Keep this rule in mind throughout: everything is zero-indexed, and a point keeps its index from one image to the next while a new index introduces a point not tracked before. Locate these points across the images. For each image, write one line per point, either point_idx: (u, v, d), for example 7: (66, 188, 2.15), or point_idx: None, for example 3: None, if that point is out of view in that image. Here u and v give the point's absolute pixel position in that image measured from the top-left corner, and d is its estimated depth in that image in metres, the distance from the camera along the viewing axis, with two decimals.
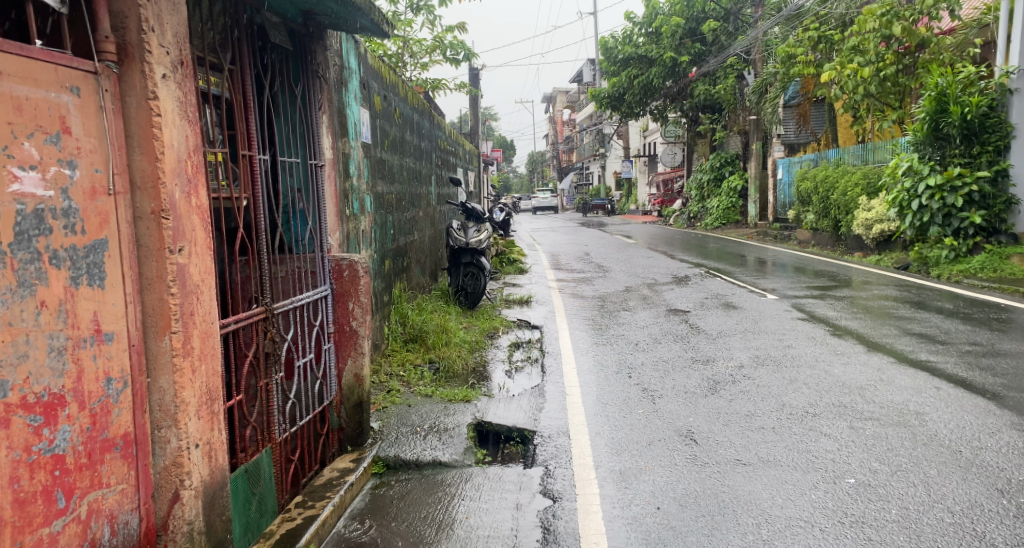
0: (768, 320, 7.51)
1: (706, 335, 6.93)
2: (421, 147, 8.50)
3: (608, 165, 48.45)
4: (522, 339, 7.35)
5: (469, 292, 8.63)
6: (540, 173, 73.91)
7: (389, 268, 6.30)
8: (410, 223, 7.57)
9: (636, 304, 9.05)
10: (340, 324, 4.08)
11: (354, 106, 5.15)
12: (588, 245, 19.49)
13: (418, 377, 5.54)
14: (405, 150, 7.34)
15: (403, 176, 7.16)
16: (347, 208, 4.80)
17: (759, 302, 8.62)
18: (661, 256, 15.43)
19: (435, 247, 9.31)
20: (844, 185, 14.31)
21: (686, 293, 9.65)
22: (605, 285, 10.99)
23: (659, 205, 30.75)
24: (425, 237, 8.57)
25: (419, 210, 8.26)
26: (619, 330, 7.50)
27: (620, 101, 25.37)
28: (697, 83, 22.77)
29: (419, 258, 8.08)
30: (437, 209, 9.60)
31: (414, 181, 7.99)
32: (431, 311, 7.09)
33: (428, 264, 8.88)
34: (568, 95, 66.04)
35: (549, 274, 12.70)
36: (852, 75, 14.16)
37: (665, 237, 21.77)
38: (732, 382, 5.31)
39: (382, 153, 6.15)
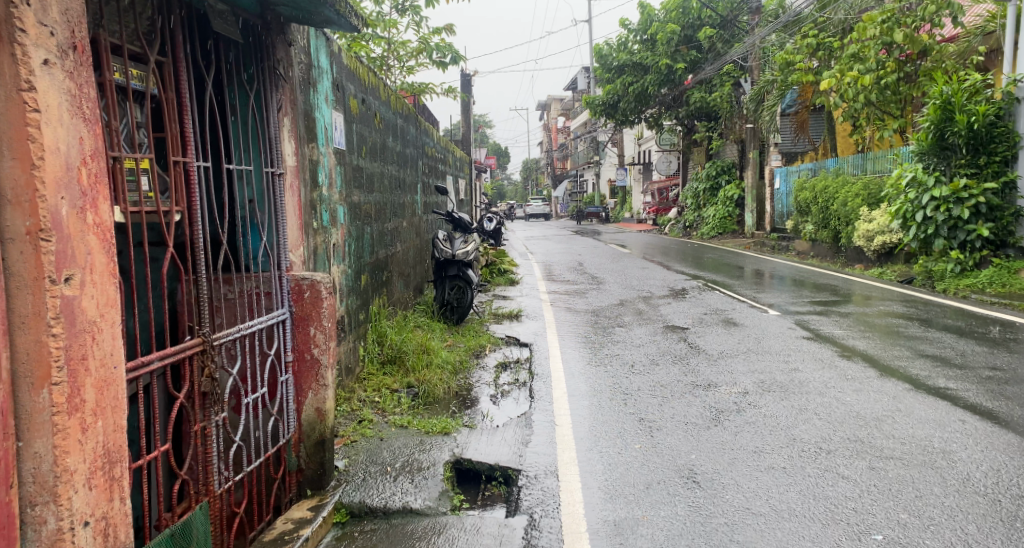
0: (771, 339, 7.11)
1: (706, 356, 6.52)
2: (405, 154, 8.10)
3: (603, 173, 48.13)
4: (510, 358, 6.93)
5: (455, 307, 8.20)
6: (534, 180, 73.60)
7: (366, 284, 5.88)
8: (392, 234, 7.15)
9: (631, 319, 8.64)
10: (300, 352, 3.64)
11: (325, 108, 4.73)
12: (581, 254, 19.08)
13: (394, 404, 5.11)
14: (386, 156, 6.93)
15: (384, 184, 6.75)
16: (313, 221, 4.38)
17: (760, 319, 8.21)
18: (656, 267, 15.03)
19: (420, 259, 8.88)
20: (844, 196, 13.91)
21: (684, 308, 9.24)
22: (599, 298, 10.57)
23: (654, 214, 30.41)
24: (409, 249, 8.16)
25: (403, 220, 7.85)
26: (614, 349, 7.08)
27: (615, 108, 24.99)
28: (692, 90, 22.42)
29: (403, 271, 7.67)
30: (423, 219, 9.17)
31: (397, 190, 7.58)
32: (413, 330, 6.67)
33: (413, 277, 8.45)
34: (562, 103, 65.86)
35: (541, 285, 12.29)
36: (851, 83, 13.68)
37: (660, 247, 21.39)
38: (736, 412, 4.88)
39: (359, 160, 5.73)
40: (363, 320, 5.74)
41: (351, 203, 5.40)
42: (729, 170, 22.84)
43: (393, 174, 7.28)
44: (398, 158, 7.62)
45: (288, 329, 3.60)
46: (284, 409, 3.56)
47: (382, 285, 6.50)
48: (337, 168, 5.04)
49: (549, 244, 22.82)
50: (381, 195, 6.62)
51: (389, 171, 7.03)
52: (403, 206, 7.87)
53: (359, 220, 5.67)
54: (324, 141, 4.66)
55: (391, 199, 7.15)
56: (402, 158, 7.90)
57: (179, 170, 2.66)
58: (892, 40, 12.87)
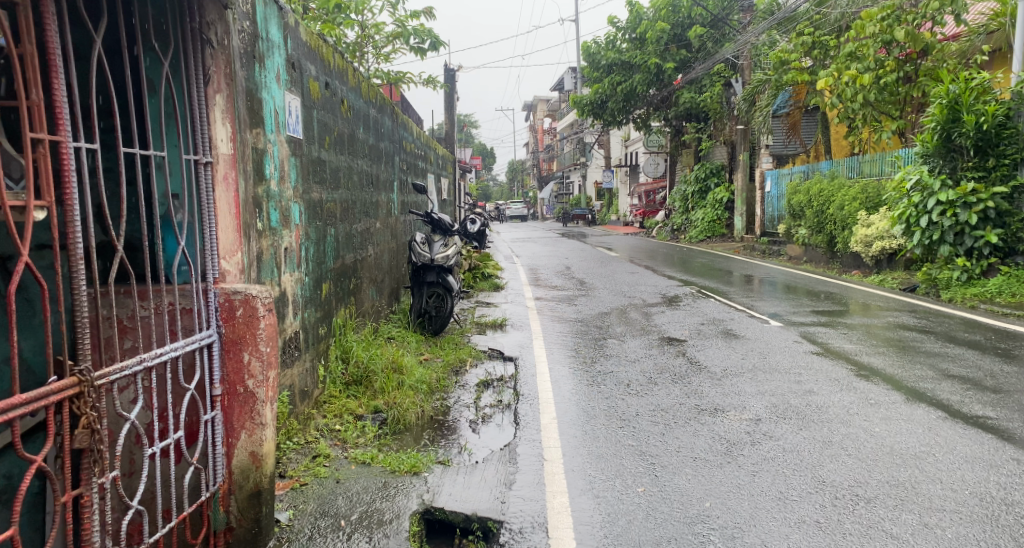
0: (778, 354, 6.49)
1: (710, 374, 5.88)
2: (379, 148, 7.44)
3: (589, 175, 47.62)
4: (492, 376, 6.24)
5: (434, 315, 7.55)
6: (520, 181, 72.99)
7: (329, 291, 5.20)
8: (361, 235, 6.48)
9: (624, 330, 8.00)
10: (232, 383, 2.98)
11: (275, 88, 4.06)
12: (568, 257, 18.45)
13: (358, 434, 4.49)
14: (355, 148, 6.26)
15: (352, 180, 6.10)
16: (257, 220, 3.71)
17: (762, 330, 7.60)
18: (646, 272, 14.43)
19: (397, 262, 8.21)
20: (841, 199, 13.37)
21: (680, 317, 8.61)
22: (588, 306, 9.92)
23: (641, 217, 29.88)
24: (383, 251, 7.49)
25: (375, 220, 7.18)
26: (607, 365, 6.42)
27: (602, 108, 24.37)
28: (682, 90, 21.86)
29: (375, 275, 7.00)
30: (400, 220, 8.49)
31: (370, 187, 6.92)
32: (386, 346, 6.02)
33: (387, 284, 7.78)
34: (548, 105, 65.34)
35: (526, 291, 11.66)
36: (849, 83, 12.96)
37: (647, 250, 20.82)
38: (751, 445, 4.25)
39: (320, 151, 5.06)
40: (326, 335, 5.09)
41: (308, 200, 4.72)
42: (718, 172, 22.32)
43: (364, 170, 6.62)
44: (370, 151, 6.94)
45: (214, 354, 2.95)
46: (209, 453, 2.91)
47: (349, 294, 5.83)
48: (291, 159, 4.37)
49: (535, 246, 22.16)
50: (348, 191, 5.95)
51: (358, 166, 6.37)
52: (375, 204, 7.20)
53: (320, 219, 5.01)
54: (272, 126, 3.99)
55: (361, 196, 6.47)
56: (376, 152, 7.24)
57: (42, 152, 1.98)
58: (892, 38, 12.29)
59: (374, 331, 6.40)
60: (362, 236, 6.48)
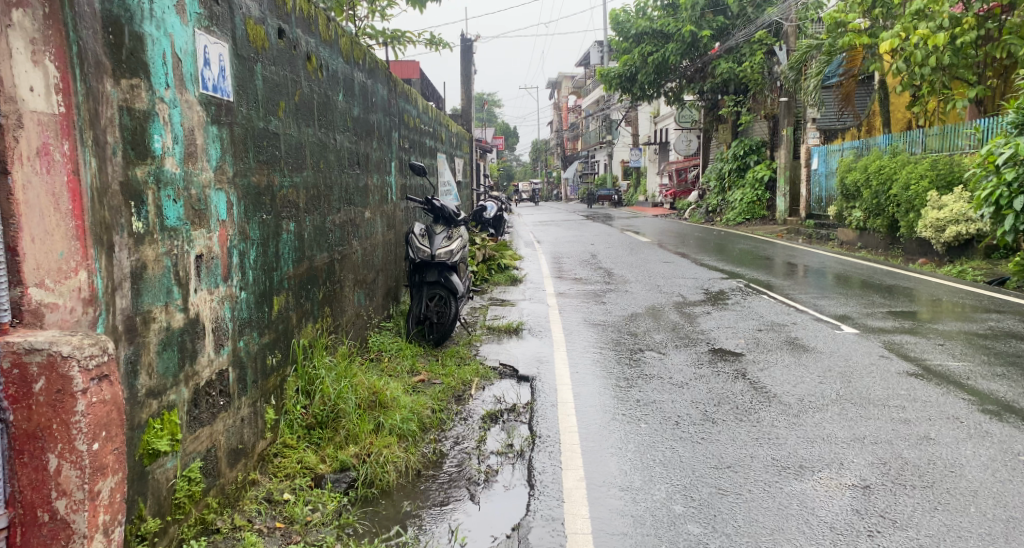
0: (865, 377, 5.12)
1: (781, 409, 4.55)
2: (367, 119, 6.15)
3: (614, 153, 45.92)
4: (502, 405, 4.96)
5: (436, 323, 6.40)
6: (544, 161, 71.29)
7: (286, 304, 3.93)
8: (341, 228, 5.21)
9: (663, 340, 6.68)
10: (30, 506, 1.89)
11: (173, 21, 2.77)
12: (595, 243, 17.11)
13: (311, 508, 3.25)
14: (330, 115, 4.97)
15: (324, 158, 4.82)
16: (132, 220, 2.43)
17: (836, 341, 6.23)
18: (682, 260, 13.10)
19: (392, 259, 7.00)
20: (906, 177, 11.92)
21: (730, 322, 7.26)
22: (619, 305, 8.61)
23: (671, 198, 28.40)
24: (371, 245, 6.23)
25: (362, 206, 5.89)
26: (647, 390, 5.12)
27: (631, 81, 22.79)
28: (719, 60, 20.28)
29: (360, 276, 5.75)
30: (397, 207, 7.25)
31: (355, 168, 5.65)
32: (370, 371, 4.75)
33: (379, 287, 6.52)
34: (573, 83, 63.58)
35: (548, 284, 10.41)
36: (919, 44, 11.60)
37: (679, 234, 19.42)
38: (869, 539, 2.93)
39: (269, 120, 3.78)
40: (280, 365, 3.83)
41: (246, 185, 3.43)
42: (758, 149, 20.69)
43: (345, 146, 5.35)
44: (355, 124, 5.66)
45: None
46: None
47: (320, 305, 4.57)
48: (211, 129, 3.05)
49: (559, 231, 20.78)
50: (318, 172, 4.66)
51: (335, 140, 5.11)
52: (363, 187, 5.94)
53: (270, 208, 3.74)
54: (166, 78, 2.69)
55: (340, 179, 5.20)
56: (363, 123, 5.95)
57: None
58: None
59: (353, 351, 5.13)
60: (340, 229, 5.19)
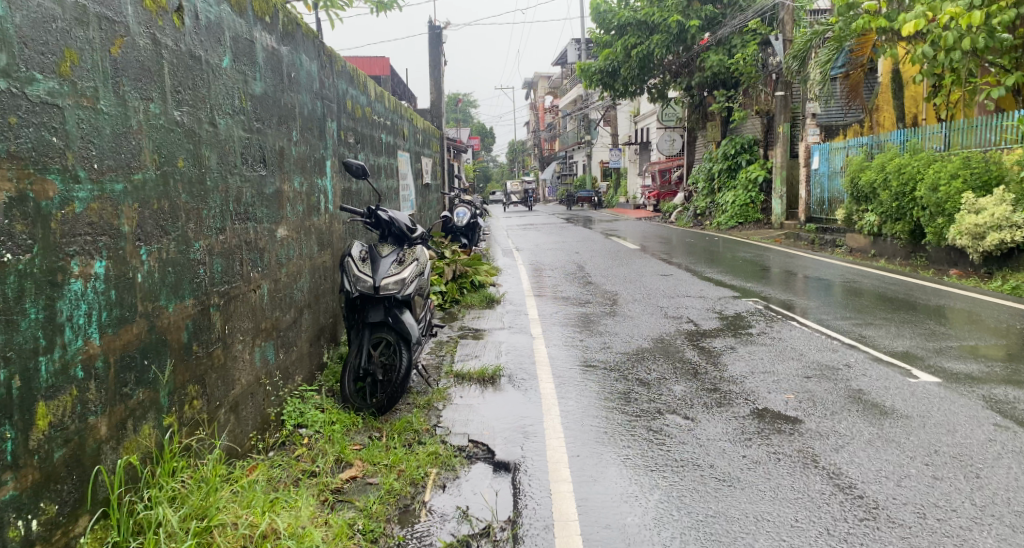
0: (997, 468, 3.56)
1: (902, 541, 2.93)
2: (277, 98, 4.42)
3: (593, 154, 44.51)
4: (472, 525, 3.30)
5: (382, 381, 4.67)
6: (521, 162, 69.60)
7: (76, 407, 2.21)
8: (224, 257, 3.51)
9: (686, 395, 5.06)
10: None
11: None
12: (579, 250, 15.53)
13: None
14: (199, 84, 3.23)
15: (187, 149, 3.08)
16: None
17: (919, 398, 4.68)
18: (679, 272, 11.56)
19: (322, 291, 5.28)
20: (932, 177, 10.47)
21: (766, 366, 5.67)
22: (619, 337, 7.01)
23: (655, 200, 26.99)
24: (289, 276, 4.55)
25: (266, 223, 4.16)
26: (684, 493, 3.48)
27: (613, 76, 21.31)
28: (709, 52, 18.68)
29: (266, 323, 4.07)
30: (331, 221, 5.54)
31: (251, 168, 3.92)
32: (257, 491, 3.05)
33: (303, 330, 4.83)
34: (548, 82, 62.14)
35: (529, 305, 8.79)
36: (947, 26, 10.13)
37: (668, 239, 17.92)
38: None
39: (35, 76, 2.10)
40: (58, 525, 2.14)
41: None
42: (750, 147, 19.20)
43: (232, 133, 3.62)
44: (252, 104, 3.95)
45: None
46: None
47: (173, 388, 2.89)
48: None
49: (539, 236, 19.15)
50: (173, 171, 2.94)
51: (213, 122, 3.39)
52: (271, 196, 4.24)
53: (28, 238, 2.04)
54: None
55: (222, 184, 3.48)
56: (267, 101, 4.21)
57: None
58: None
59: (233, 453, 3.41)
60: (222, 259, 3.47)
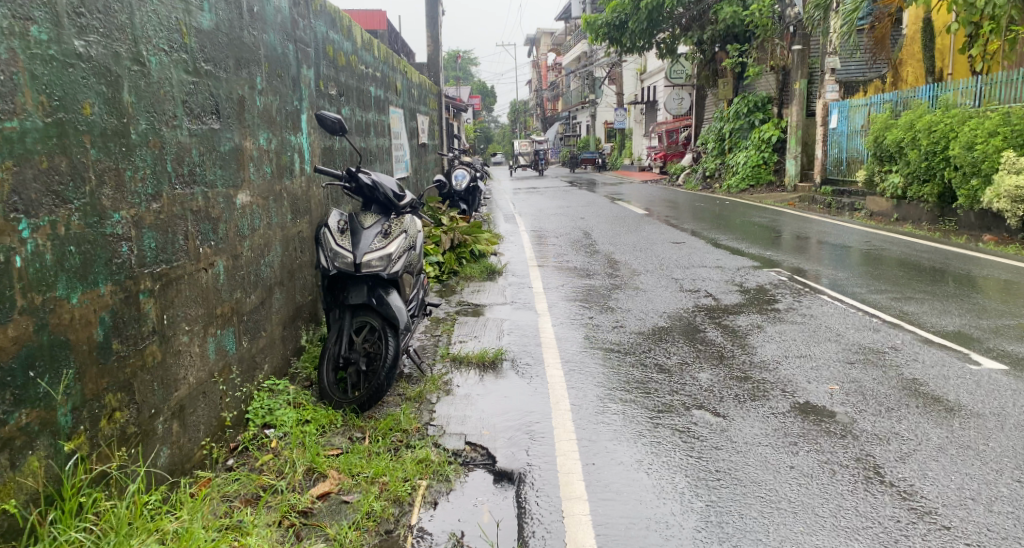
0: None
1: None
2: (232, 36, 3.68)
3: (597, 113, 43.37)
4: None
5: (366, 371, 4.04)
6: (523, 123, 68.20)
7: None
8: (161, 228, 2.83)
9: (714, 386, 4.42)
10: None
11: None
12: (583, 214, 14.81)
13: None
14: (115, 7, 2.52)
15: (96, 90, 2.39)
16: None
17: (989, 390, 4.04)
18: (691, 239, 10.88)
19: (295, 266, 4.60)
20: (968, 135, 9.69)
21: (801, 349, 5.02)
22: (633, 313, 6.37)
23: (661, 161, 26.13)
24: (253, 250, 3.87)
25: (222, 187, 3.48)
26: (727, 518, 2.87)
27: (620, 30, 20.28)
28: (721, 5, 17.95)
29: (223, 308, 3.40)
30: (303, 185, 4.84)
31: (197, 118, 3.23)
32: (196, 526, 2.43)
33: (272, 311, 4.17)
34: (551, 40, 60.49)
35: (533, 276, 8.13)
36: None
37: (676, 202, 17.19)
38: None
39: None
40: None
41: None
42: (764, 106, 18.30)
43: (166, 74, 2.92)
44: (196, 39, 3.24)
45: None
46: None
47: (79, 404, 2.25)
48: None
49: (542, 200, 18.41)
50: (74, 119, 2.26)
51: (138, 59, 2.68)
52: (227, 154, 3.55)
53: None
54: None
55: (153, 137, 2.78)
56: (217, 37, 3.49)
57: None
58: None
59: (174, 469, 2.80)
60: (157, 233, 2.80)
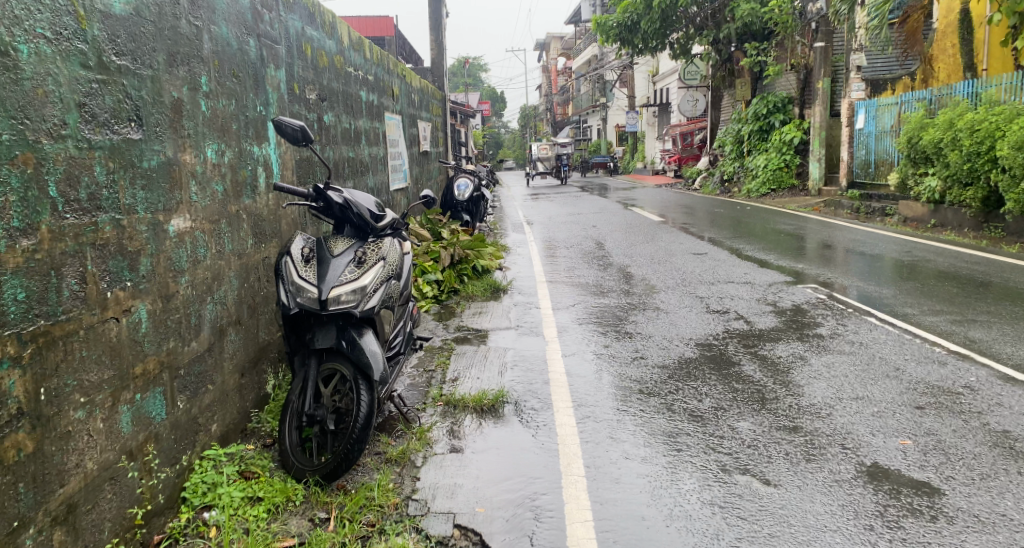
0: None
1: None
2: (162, 27, 3.01)
3: (609, 117, 42.69)
4: None
5: (334, 432, 3.34)
6: (533, 128, 67.59)
7: None
8: (38, 272, 2.16)
9: (760, 441, 3.67)
10: None
11: None
12: (596, 222, 14.11)
13: None
14: None
15: None
16: None
17: None
18: (713, 250, 10.13)
19: (256, 301, 3.90)
20: (1017, 134, 8.87)
21: (855, 388, 4.27)
22: (654, 340, 5.64)
23: (676, 164, 25.37)
24: (194, 287, 3.18)
25: (145, 212, 2.78)
26: None
27: (632, 31, 19.60)
28: (738, 2, 17.25)
29: (145, 365, 2.71)
30: (268, 205, 4.14)
31: (103, 127, 2.54)
32: None
33: (224, 357, 3.47)
34: (562, 43, 59.87)
35: (541, 295, 7.41)
36: None
37: (693, 207, 16.44)
38: None
39: None
40: None
41: None
42: (785, 106, 17.44)
43: (44, 69, 2.24)
44: (104, 25, 2.58)
45: None
46: None
47: None
48: None
49: (552, 206, 17.74)
50: None
51: None
52: (154, 171, 2.86)
53: None
54: None
55: (23, 151, 2.14)
56: (138, 26, 2.81)
57: None
58: None
59: None
60: (27, 280, 2.11)
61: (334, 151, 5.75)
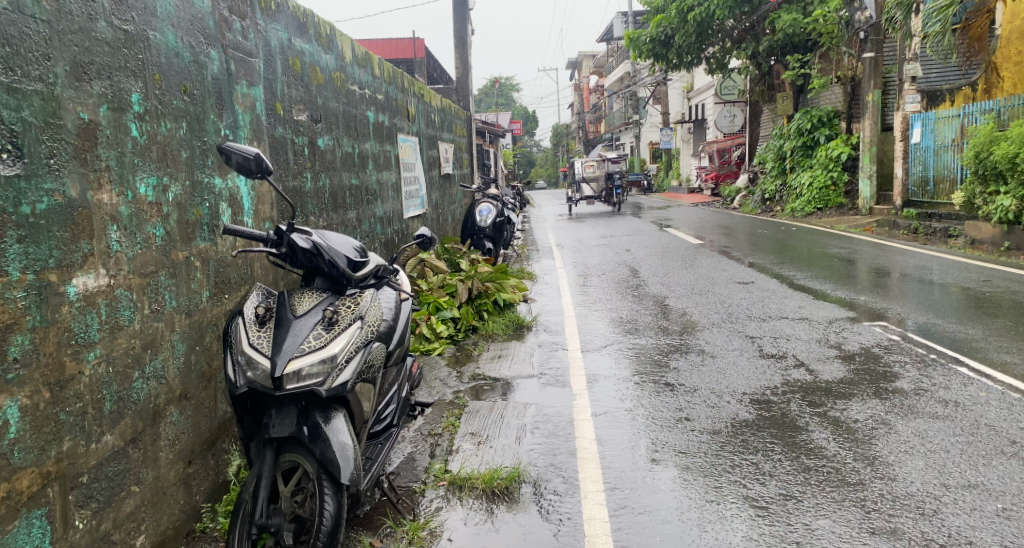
0: None
1: None
2: (62, 29, 2.33)
3: (642, 135, 41.86)
4: None
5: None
6: (566, 146, 66.98)
7: None
8: None
9: None
10: None
11: None
12: (630, 245, 13.28)
13: None
14: None
15: None
16: None
17: None
18: (759, 278, 9.23)
19: (211, 368, 3.16)
20: None
21: (963, 471, 3.39)
22: (700, 395, 4.79)
23: (713, 182, 24.42)
24: (112, 362, 2.47)
25: (21, 272, 2.11)
26: None
27: (666, 45, 18.83)
28: (778, 12, 16.36)
29: (8, 481, 2.03)
30: (234, 247, 3.42)
31: None
32: None
33: (161, 446, 2.75)
34: (594, 61, 59.31)
35: (568, 334, 6.60)
36: None
37: (732, 227, 15.51)
38: None
39: None
40: None
41: None
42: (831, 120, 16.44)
43: None
44: None
45: None
46: None
47: None
48: None
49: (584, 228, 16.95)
50: None
51: None
52: (40, 217, 2.18)
53: None
54: None
55: None
56: (18, 25, 2.14)
57: None
58: None
59: None
60: None
61: (329, 178, 5.05)
